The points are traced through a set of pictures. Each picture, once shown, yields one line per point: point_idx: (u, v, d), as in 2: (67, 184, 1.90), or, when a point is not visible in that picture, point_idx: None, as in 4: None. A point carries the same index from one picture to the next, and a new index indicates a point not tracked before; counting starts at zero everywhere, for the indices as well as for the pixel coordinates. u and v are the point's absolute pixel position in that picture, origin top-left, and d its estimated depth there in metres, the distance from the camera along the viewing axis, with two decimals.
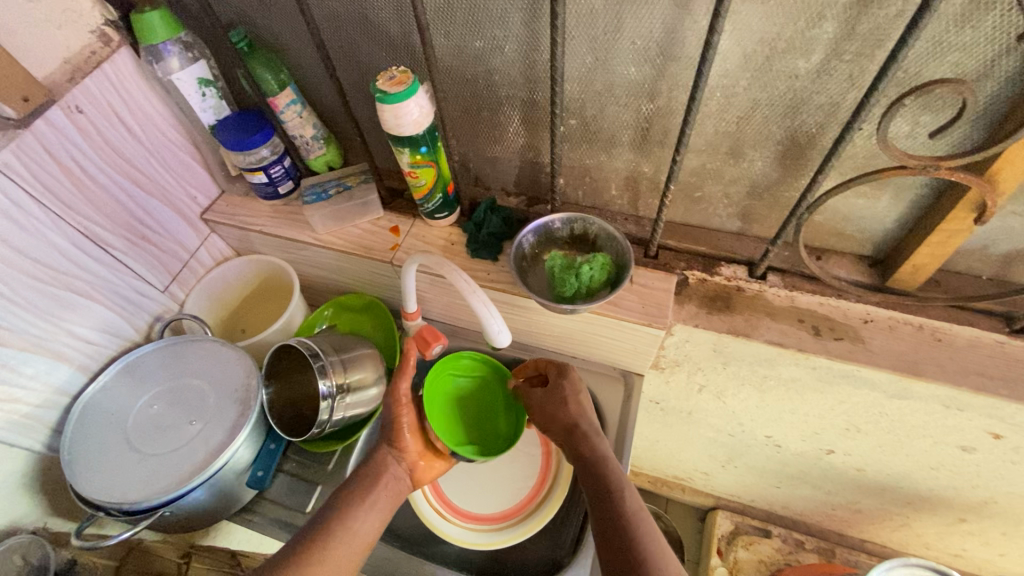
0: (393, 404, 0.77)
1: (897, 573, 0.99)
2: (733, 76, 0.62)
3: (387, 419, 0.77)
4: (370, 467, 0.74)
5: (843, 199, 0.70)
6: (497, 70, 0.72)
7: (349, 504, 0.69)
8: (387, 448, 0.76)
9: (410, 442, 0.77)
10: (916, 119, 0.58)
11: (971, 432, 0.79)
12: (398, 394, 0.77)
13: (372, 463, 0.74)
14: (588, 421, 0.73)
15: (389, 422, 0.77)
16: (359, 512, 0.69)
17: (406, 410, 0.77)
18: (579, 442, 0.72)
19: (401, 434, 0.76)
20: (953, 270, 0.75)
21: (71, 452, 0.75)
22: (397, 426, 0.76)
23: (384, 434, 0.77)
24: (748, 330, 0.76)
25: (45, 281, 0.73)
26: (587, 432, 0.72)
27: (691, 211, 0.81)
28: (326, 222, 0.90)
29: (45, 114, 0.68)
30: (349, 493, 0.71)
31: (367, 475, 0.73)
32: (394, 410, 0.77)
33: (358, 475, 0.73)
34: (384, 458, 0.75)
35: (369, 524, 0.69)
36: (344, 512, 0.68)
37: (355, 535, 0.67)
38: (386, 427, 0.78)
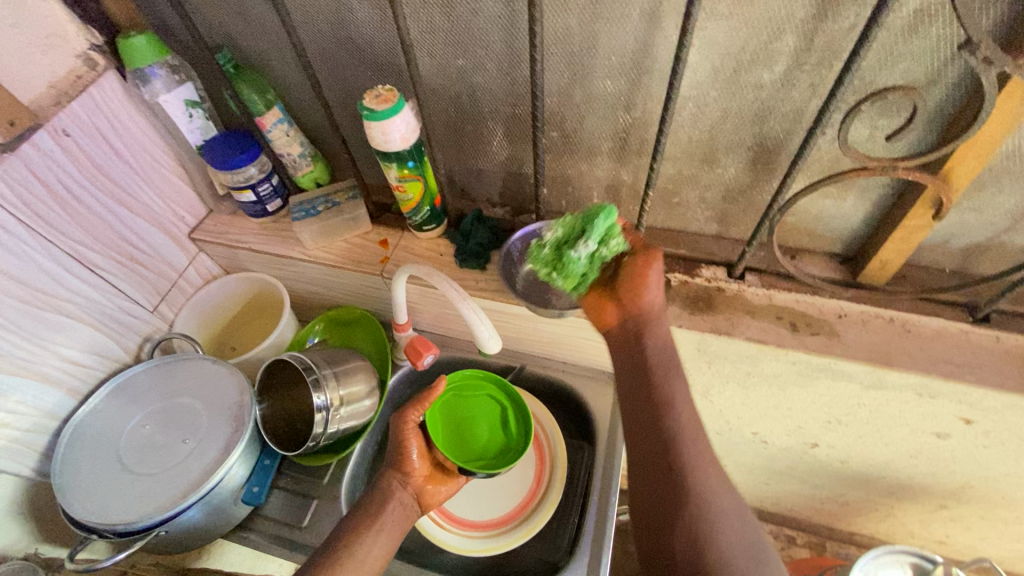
0: (399, 428, 0.79)
1: (884, 561, 1.01)
2: (703, 87, 0.65)
3: (394, 446, 0.79)
4: (377, 493, 0.74)
5: (812, 200, 0.74)
6: (480, 87, 0.75)
7: (356, 532, 0.70)
8: (393, 475, 0.77)
9: (417, 468, 0.78)
10: (875, 124, 0.62)
11: (944, 418, 0.82)
12: (406, 422, 0.79)
13: (381, 491, 0.75)
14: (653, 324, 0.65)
15: (394, 448, 0.79)
16: (366, 536, 0.69)
17: (413, 436, 0.79)
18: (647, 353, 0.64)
19: (407, 461, 0.77)
20: (919, 264, 0.79)
21: (61, 476, 0.75)
22: (403, 452, 0.78)
23: (390, 460, 0.79)
24: (729, 329, 0.79)
25: (33, 305, 0.73)
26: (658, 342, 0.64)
27: (671, 217, 0.84)
28: (315, 238, 0.92)
29: (31, 138, 0.69)
30: (357, 520, 0.71)
31: (376, 503, 0.73)
32: (400, 436, 0.79)
33: (365, 502, 0.73)
34: (391, 484, 0.76)
35: (376, 552, 0.69)
36: (348, 541, 0.68)
37: (362, 563, 0.67)
38: (391, 453, 0.79)
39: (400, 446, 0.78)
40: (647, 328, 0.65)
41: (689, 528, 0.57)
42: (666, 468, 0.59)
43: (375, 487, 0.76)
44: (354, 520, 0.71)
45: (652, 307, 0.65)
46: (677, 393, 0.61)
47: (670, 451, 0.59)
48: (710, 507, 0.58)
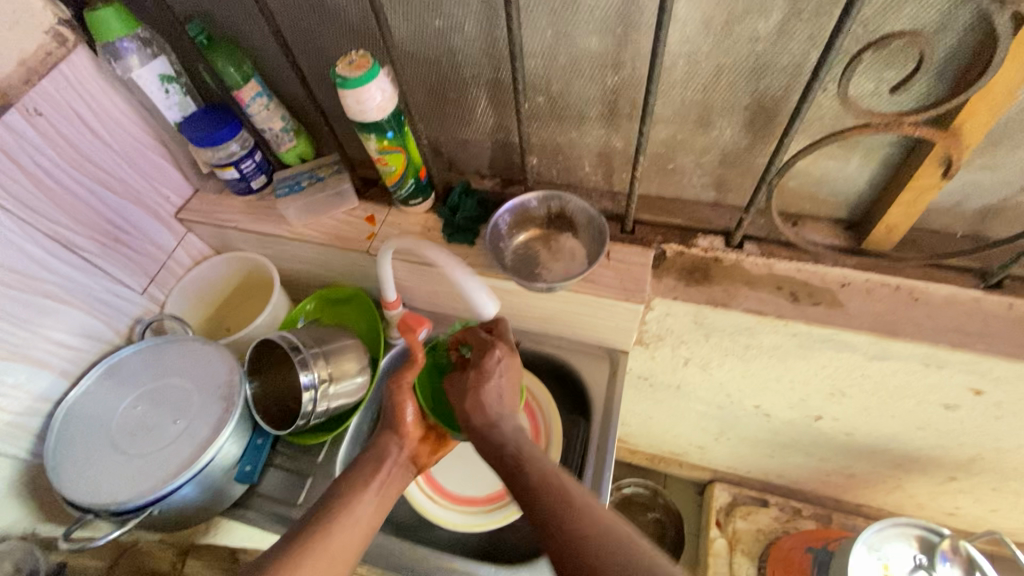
0: (393, 390, 0.76)
1: (887, 534, 0.99)
2: (694, 42, 0.61)
3: (389, 406, 0.77)
4: (372, 456, 0.73)
5: (814, 162, 0.70)
6: (459, 50, 0.71)
7: (351, 489, 0.68)
8: (386, 438, 0.75)
9: (410, 429, 0.76)
10: (881, 76, 0.57)
11: (953, 389, 0.79)
12: (402, 384, 0.76)
13: (374, 453, 0.73)
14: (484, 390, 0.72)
15: (388, 408, 0.77)
16: (362, 494, 0.68)
17: (409, 398, 0.76)
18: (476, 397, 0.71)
19: (400, 422, 0.76)
20: (928, 229, 0.74)
21: (55, 458, 0.75)
22: (400, 414, 0.76)
23: (386, 419, 0.77)
24: (726, 300, 0.76)
25: (18, 289, 0.73)
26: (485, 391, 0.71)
27: (666, 184, 0.81)
28: (300, 215, 0.90)
29: (2, 118, 0.67)
30: (353, 478, 0.69)
31: (370, 464, 0.72)
32: (394, 397, 0.76)
33: (358, 463, 0.72)
34: (387, 444, 0.74)
35: (371, 511, 0.68)
36: (344, 497, 0.67)
37: (359, 520, 0.66)
38: (386, 413, 0.77)
39: (395, 407, 0.76)
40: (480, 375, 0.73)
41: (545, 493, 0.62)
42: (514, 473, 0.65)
43: (369, 449, 0.74)
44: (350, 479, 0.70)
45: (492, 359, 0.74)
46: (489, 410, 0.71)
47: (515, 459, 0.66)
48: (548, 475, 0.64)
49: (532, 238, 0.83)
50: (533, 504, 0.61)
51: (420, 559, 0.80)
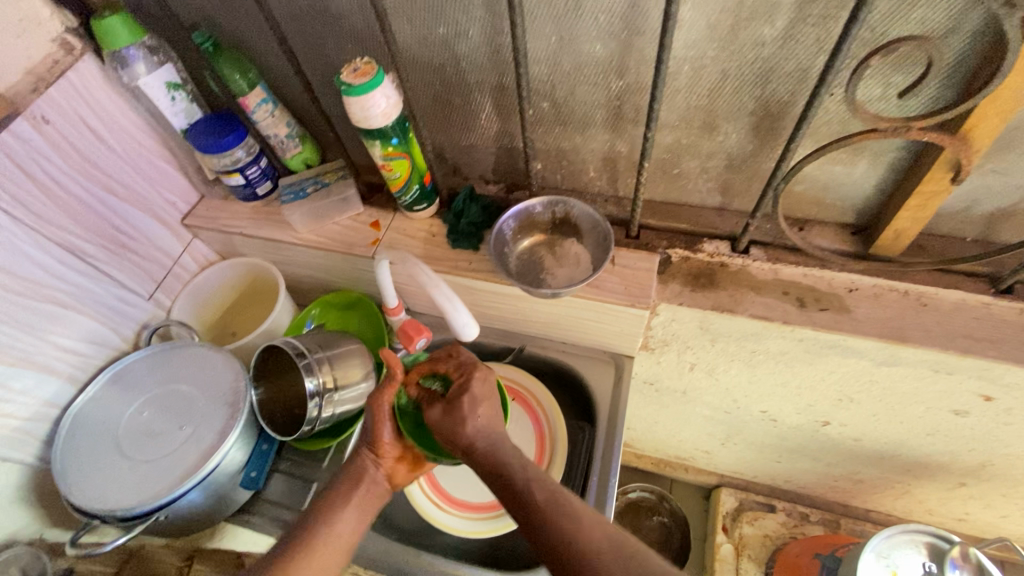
0: (372, 411, 0.73)
1: (896, 541, 0.98)
2: (700, 47, 0.61)
3: (367, 424, 0.74)
4: (349, 475, 0.72)
5: (821, 167, 0.69)
6: (464, 56, 0.71)
7: (329, 511, 0.69)
8: (362, 456, 0.74)
9: (386, 447, 0.73)
10: (888, 80, 0.56)
11: (963, 395, 0.78)
12: (380, 405, 0.72)
13: (351, 472, 0.73)
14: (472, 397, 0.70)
15: (367, 425, 0.74)
16: (337, 517, 0.69)
17: (387, 420, 0.73)
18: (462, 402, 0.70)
19: (374, 441, 0.73)
20: (937, 233, 0.74)
21: (63, 463, 0.76)
22: (374, 432, 0.73)
23: (365, 435, 0.75)
24: (732, 306, 0.75)
25: (26, 295, 0.73)
26: (474, 398, 0.70)
27: (671, 188, 0.80)
28: (306, 220, 0.90)
29: (11, 127, 0.68)
30: (330, 502, 0.70)
31: (347, 485, 0.72)
32: (373, 415, 0.73)
33: (336, 483, 0.72)
34: (363, 463, 0.73)
35: (348, 533, 0.69)
36: (321, 520, 0.68)
37: (336, 540, 0.68)
38: (364, 430, 0.74)
39: (370, 425, 0.73)
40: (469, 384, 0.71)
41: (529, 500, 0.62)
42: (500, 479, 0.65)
43: (347, 467, 0.74)
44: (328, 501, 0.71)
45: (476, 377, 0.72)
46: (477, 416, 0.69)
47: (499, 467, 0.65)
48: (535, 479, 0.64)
49: (536, 243, 0.82)
50: (526, 510, 0.61)
51: (424, 566, 0.80)
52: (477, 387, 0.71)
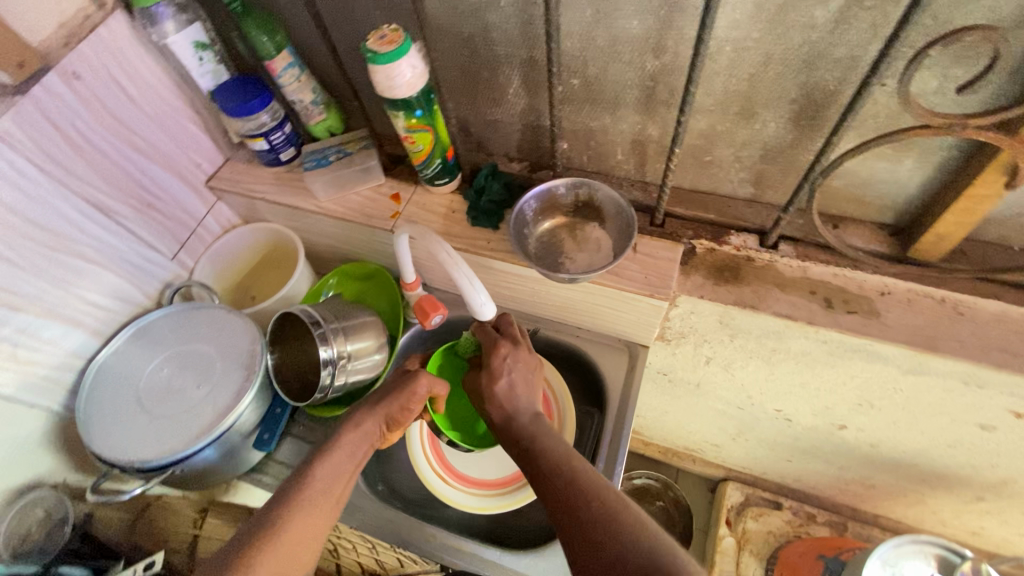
0: (411, 386, 0.74)
1: (904, 550, 0.96)
2: (744, 27, 0.57)
3: (398, 400, 0.73)
4: (358, 441, 0.71)
5: (863, 162, 0.65)
6: (494, 27, 0.69)
7: (336, 474, 0.67)
8: (379, 425, 0.72)
9: (403, 423, 0.75)
10: (946, 73, 0.52)
11: (991, 410, 0.75)
12: (417, 388, 0.74)
13: (360, 437, 0.71)
14: (505, 381, 0.76)
15: (393, 398, 0.73)
16: (334, 483, 0.66)
17: (418, 404, 0.74)
18: (495, 379, 0.75)
19: (401, 415, 0.74)
20: (982, 240, 0.69)
21: (87, 412, 0.78)
22: (405, 410, 0.73)
23: (382, 405, 0.73)
24: (755, 302, 0.73)
25: (53, 248, 0.75)
26: (507, 377, 0.76)
27: (701, 176, 0.77)
28: (327, 189, 0.90)
29: (42, 81, 0.68)
30: (335, 467, 0.67)
31: (352, 450, 0.70)
32: (409, 392, 0.74)
33: (343, 443, 0.70)
34: (371, 431, 0.72)
35: (335, 499, 0.66)
36: (321, 483, 0.65)
37: (325, 506, 0.65)
38: (385, 401, 0.73)
39: (405, 402, 0.74)
40: (504, 367, 0.76)
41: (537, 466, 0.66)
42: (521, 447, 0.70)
43: (355, 428, 0.71)
44: (332, 462, 0.68)
45: (522, 358, 0.77)
46: (511, 396, 0.75)
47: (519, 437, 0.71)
48: (550, 451, 0.67)
49: (557, 225, 0.81)
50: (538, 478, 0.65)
51: (426, 536, 0.82)
52: (517, 364, 0.76)
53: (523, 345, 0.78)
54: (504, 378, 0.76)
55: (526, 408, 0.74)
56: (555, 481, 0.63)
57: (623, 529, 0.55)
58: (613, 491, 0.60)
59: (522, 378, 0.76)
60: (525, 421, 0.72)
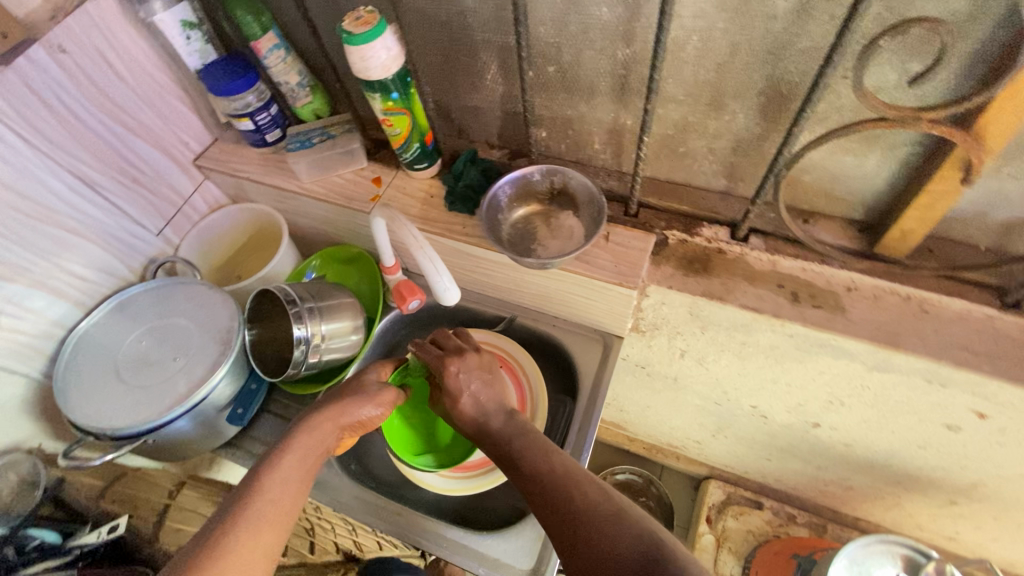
0: (372, 396, 0.77)
1: (873, 549, 0.96)
2: (710, 17, 0.57)
3: (356, 403, 0.75)
4: (316, 443, 0.69)
5: (830, 156, 0.65)
6: (470, 11, 0.69)
7: (289, 479, 0.65)
8: (335, 428, 0.72)
9: (361, 426, 0.76)
10: (905, 67, 0.52)
11: (956, 410, 0.75)
12: (382, 399, 0.77)
13: (317, 439, 0.70)
14: (467, 394, 0.77)
15: (352, 401, 0.75)
16: (288, 488, 0.64)
17: (381, 408, 0.77)
18: (457, 395, 0.77)
19: (358, 417, 0.75)
20: (949, 238, 0.69)
21: (65, 380, 0.80)
22: (367, 415, 0.75)
23: (341, 407, 0.73)
24: (723, 294, 0.73)
25: (37, 218, 0.77)
26: (469, 391, 0.77)
27: (676, 168, 0.78)
28: (311, 171, 0.91)
29: (27, 52, 0.69)
30: (290, 471, 0.66)
31: (309, 450, 0.69)
32: (373, 394, 0.77)
33: (297, 445, 0.68)
34: (330, 433, 0.72)
35: (288, 506, 0.63)
36: (276, 488, 0.63)
37: (281, 512, 0.62)
38: (344, 403, 0.74)
39: (367, 404, 0.76)
40: (460, 381, 0.78)
41: (516, 462, 0.70)
42: (495, 445, 0.73)
43: (311, 429, 0.70)
44: (287, 466, 0.66)
45: (473, 368, 0.79)
46: (481, 405, 0.77)
47: (495, 437, 0.74)
48: (529, 445, 0.71)
49: (532, 213, 0.82)
50: (519, 473, 0.69)
51: (395, 515, 0.83)
52: (474, 377, 0.78)
53: (471, 352, 0.81)
54: (468, 391, 0.77)
55: (496, 413, 0.76)
56: (539, 473, 0.67)
57: (609, 515, 0.60)
58: (593, 482, 0.64)
59: (478, 386, 0.78)
60: (498, 424, 0.75)
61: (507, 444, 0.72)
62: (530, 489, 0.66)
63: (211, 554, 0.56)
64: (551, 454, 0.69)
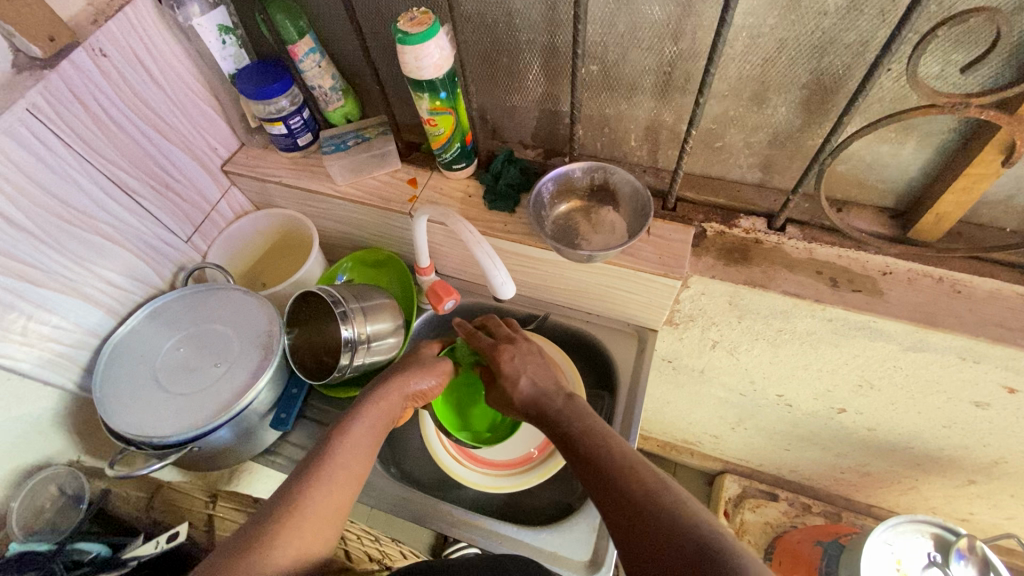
0: (430, 372, 0.77)
1: (902, 529, 1.00)
2: (760, 14, 0.61)
3: (416, 374, 0.76)
4: (381, 412, 0.71)
5: (867, 146, 0.69)
6: (518, 13, 0.71)
7: (356, 448, 0.67)
8: (400, 399, 0.74)
9: (422, 396, 0.77)
10: (947, 58, 0.56)
11: (986, 386, 0.79)
12: (438, 372, 0.78)
13: (382, 408, 0.71)
14: (523, 377, 0.75)
15: (414, 371, 0.76)
16: (356, 454, 0.67)
17: (438, 380, 0.78)
18: (514, 378, 0.76)
19: (421, 388, 0.76)
20: (976, 222, 0.74)
21: (103, 389, 0.78)
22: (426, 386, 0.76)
23: (402, 378, 0.75)
24: (765, 282, 0.76)
25: (73, 224, 0.75)
26: (525, 375, 0.76)
27: (711, 162, 0.81)
28: (344, 173, 0.91)
29: (70, 55, 0.69)
30: (358, 438, 0.68)
31: (375, 418, 0.70)
32: (429, 366, 0.77)
33: (365, 415, 0.70)
34: (395, 401, 0.73)
35: (356, 472, 0.66)
36: (343, 454, 0.66)
37: (348, 477, 0.65)
38: (406, 373, 0.75)
39: (427, 375, 0.76)
40: (516, 364, 0.76)
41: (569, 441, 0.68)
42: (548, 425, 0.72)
43: (376, 401, 0.71)
44: (356, 432, 0.68)
45: (528, 353, 0.78)
46: (535, 388, 0.75)
47: (548, 418, 0.72)
48: (582, 425, 0.69)
49: (573, 209, 0.83)
50: (573, 453, 0.67)
51: (443, 514, 0.83)
52: (529, 361, 0.77)
53: (522, 338, 0.80)
54: (524, 375, 0.76)
55: (555, 392, 0.74)
56: (591, 453, 0.65)
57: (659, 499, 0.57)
58: (648, 467, 0.61)
59: (534, 370, 0.77)
60: (557, 405, 0.72)
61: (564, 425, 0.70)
62: (584, 468, 0.64)
63: (283, 517, 0.60)
64: (604, 435, 0.67)
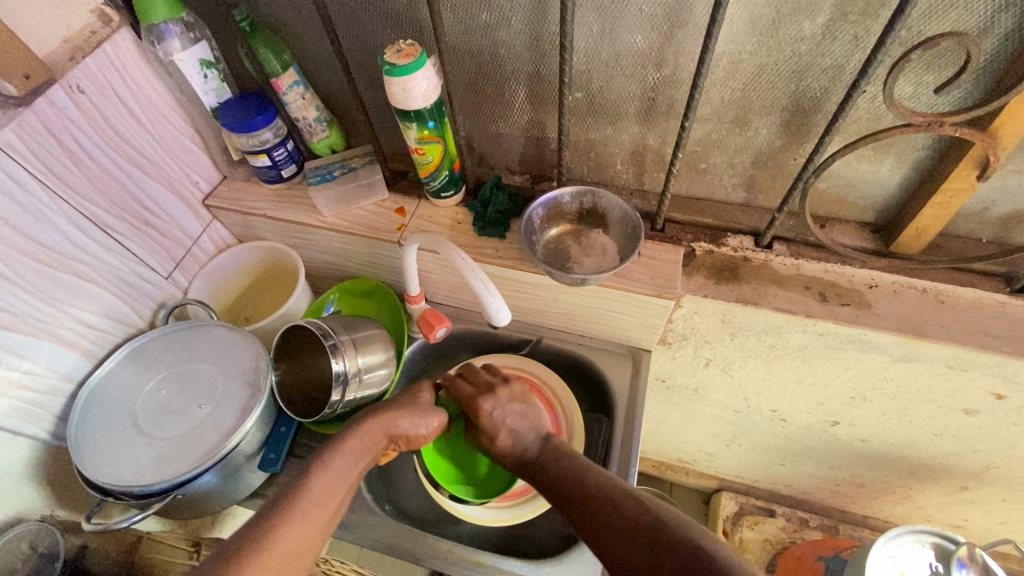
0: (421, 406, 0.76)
1: (903, 540, 1.00)
2: (739, 41, 0.63)
3: (409, 415, 0.74)
4: (363, 449, 0.69)
5: (846, 163, 0.71)
6: (503, 44, 0.73)
7: (333, 485, 0.65)
8: (384, 437, 0.72)
9: (408, 441, 0.75)
10: (919, 80, 0.59)
11: (974, 393, 0.80)
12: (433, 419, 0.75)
13: (364, 446, 0.70)
14: (507, 421, 0.75)
15: (406, 411, 0.74)
16: (333, 490, 0.65)
17: (432, 428, 0.76)
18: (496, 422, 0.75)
19: (409, 431, 0.74)
20: (954, 234, 0.76)
21: (79, 437, 0.74)
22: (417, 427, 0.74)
23: (392, 418, 0.73)
24: (756, 298, 0.77)
25: (48, 264, 0.72)
26: (510, 418, 0.75)
27: (697, 183, 0.82)
28: (330, 204, 0.90)
29: (46, 93, 0.67)
30: (336, 474, 0.66)
31: (355, 455, 0.69)
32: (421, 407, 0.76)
33: (344, 450, 0.68)
34: (378, 441, 0.71)
35: (330, 508, 0.63)
36: (319, 490, 0.64)
37: (319, 514, 0.62)
38: (398, 412, 0.74)
39: (418, 419, 0.74)
40: (500, 407, 0.76)
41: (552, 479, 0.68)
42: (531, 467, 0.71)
43: (358, 436, 0.70)
44: (336, 468, 0.66)
45: (513, 397, 0.78)
46: (517, 429, 0.75)
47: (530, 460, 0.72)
48: (564, 461, 0.69)
49: (563, 233, 0.84)
50: (557, 492, 0.66)
51: (441, 552, 0.80)
52: (517, 402, 0.77)
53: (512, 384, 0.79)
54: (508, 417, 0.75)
55: (532, 440, 0.74)
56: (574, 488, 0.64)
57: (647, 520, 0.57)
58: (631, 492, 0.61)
59: (518, 414, 0.76)
60: (535, 451, 0.72)
61: (545, 464, 0.70)
62: (569, 506, 0.64)
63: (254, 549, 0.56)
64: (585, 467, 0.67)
